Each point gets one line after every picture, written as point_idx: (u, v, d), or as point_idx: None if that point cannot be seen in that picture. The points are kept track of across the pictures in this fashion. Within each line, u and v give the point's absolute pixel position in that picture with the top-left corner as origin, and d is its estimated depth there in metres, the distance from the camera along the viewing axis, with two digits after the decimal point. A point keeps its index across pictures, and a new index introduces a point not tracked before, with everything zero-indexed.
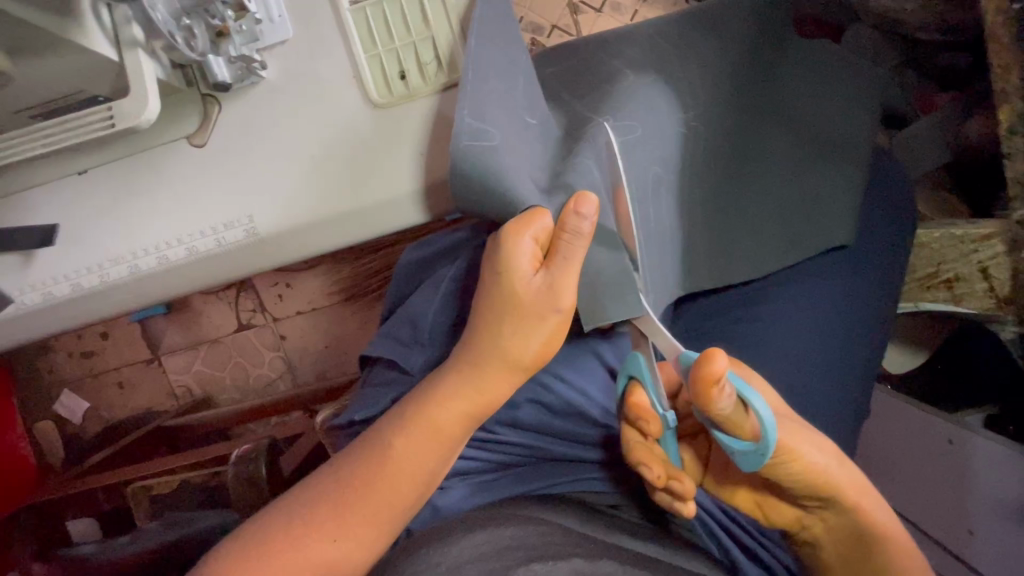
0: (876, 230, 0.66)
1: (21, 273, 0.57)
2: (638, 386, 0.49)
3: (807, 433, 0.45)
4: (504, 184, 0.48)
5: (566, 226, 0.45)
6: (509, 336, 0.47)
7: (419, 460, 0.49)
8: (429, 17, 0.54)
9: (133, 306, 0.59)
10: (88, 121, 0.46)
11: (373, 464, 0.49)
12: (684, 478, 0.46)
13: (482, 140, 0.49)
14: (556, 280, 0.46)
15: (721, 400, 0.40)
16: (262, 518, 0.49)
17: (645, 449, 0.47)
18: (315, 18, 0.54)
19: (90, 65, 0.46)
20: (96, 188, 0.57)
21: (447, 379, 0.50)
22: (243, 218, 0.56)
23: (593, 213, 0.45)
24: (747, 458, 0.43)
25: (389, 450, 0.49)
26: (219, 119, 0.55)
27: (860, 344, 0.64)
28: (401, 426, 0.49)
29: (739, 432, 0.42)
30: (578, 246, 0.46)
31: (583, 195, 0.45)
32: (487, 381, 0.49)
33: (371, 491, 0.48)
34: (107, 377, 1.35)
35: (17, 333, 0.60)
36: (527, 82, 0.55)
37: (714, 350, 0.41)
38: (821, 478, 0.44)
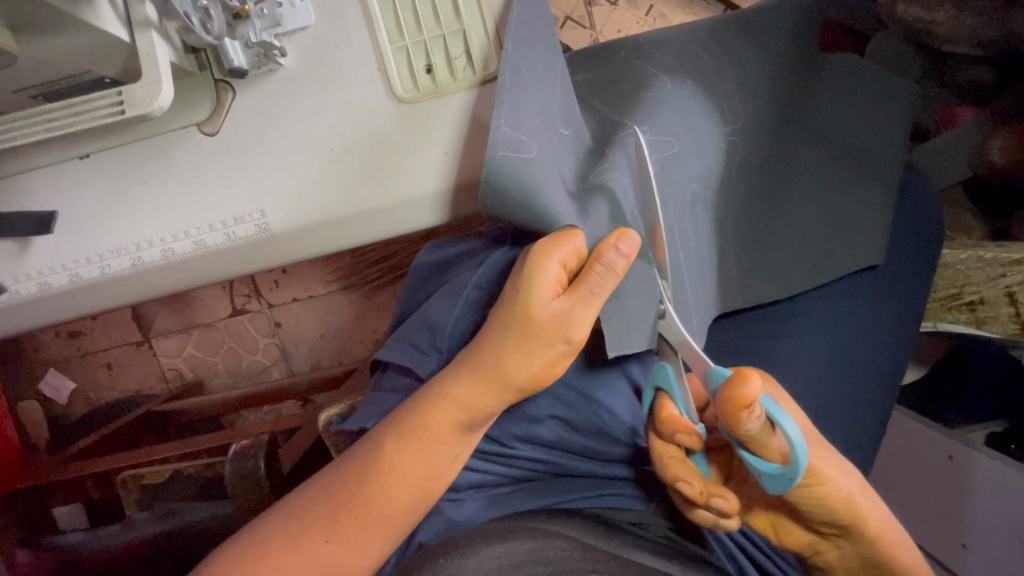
0: (905, 246, 0.64)
1: (17, 260, 0.54)
2: (666, 397, 0.47)
3: (831, 457, 0.44)
4: (532, 198, 0.47)
5: (601, 257, 0.43)
6: (515, 354, 0.45)
7: (417, 474, 0.47)
8: (461, 10, 0.51)
9: (135, 299, 0.57)
10: (96, 105, 0.43)
11: (383, 475, 0.47)
12: (727, 495, 0.44)
13: (515, 152, 0.46)
14: (575, 309, 0.44)
15: (750, 422, 0.38)
16: (271, 529, 0.47)
17: (682, 464, 0.45)
18: (338, 4, 0.51)
19: (100, 45, 0.43)
20: (97, 172, 0.53)
21: (449, 387, 0.47)
22: (255, 213, 0.53)
23: (629, 252, 0.44)
24: (777, 481, 0.40)
25: (388, 460, 0.47)
26: (232, 107, 0.52)
27: (881, 361, 0.63)
28: (403, 437, 0.47)
29: (767, 452, 0.40)
30: (609, 281, 0.44)
31: (627, 231, 0.44)
32: (488, 403, 0.46)
33: (378, 503, 0.47)
34: (96, 358, 1.32)
35: (11, 322, 0.57)
36: (563, 91, 0.52)
37: (749, 370, 0.39)
38: (845, 505, 0.43)
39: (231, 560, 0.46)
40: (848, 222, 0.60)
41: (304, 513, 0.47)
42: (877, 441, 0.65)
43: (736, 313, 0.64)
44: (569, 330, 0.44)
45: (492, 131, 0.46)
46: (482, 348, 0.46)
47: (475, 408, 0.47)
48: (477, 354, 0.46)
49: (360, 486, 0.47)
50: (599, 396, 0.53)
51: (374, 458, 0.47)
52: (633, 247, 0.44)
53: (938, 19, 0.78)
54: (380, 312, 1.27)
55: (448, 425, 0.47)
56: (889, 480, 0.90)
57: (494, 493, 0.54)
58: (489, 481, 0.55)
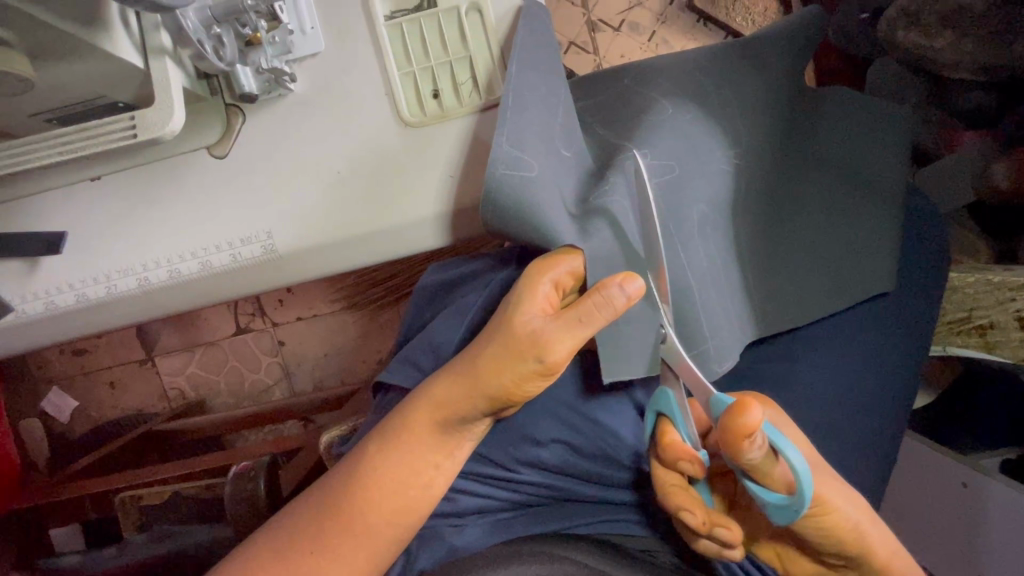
0: (912, 270, 0.64)
1: (25, 279, 0.55)
2: (668, 422, 0.46)
3: (837, 485, 0.43)
4: (532, 216, 0.47)
5: (598, 288, 0.41)
6: (492, 366, 0.43)
7: (398, 486, 0.46)
8: (467, 38, 0.52)
9: (139, 319, 0.57)
10: (109, 129, 0.44)
11: (368, 489, 0.46)
12: (731, 524, 0.43)
13: (514, 171, 0.47)
14: (555, 331, 0.42)
15: (752, 451, 0.37)
16: (264, 548, 0.47)
17: (683, 491, 0.44)
18: (347, 30, 0.52)
19: (116, 71, 0.44)
20: (108, 194, 0.54)
21: (433, 394, 0.46)
22: (261, 234, 0.53)
23: (634, 296, 0.41)
24: (781, 512, 0.40)
25: (371, 472, 0.46)
26: (241, 131, 0.53)
27: (891, 386, 0.62)
28: (388, 447, 0.47)
29: (771, 482, 0.39)
30: (600, 314, 0.41)
31: (633, 275, 0.41)
32: (462, 413, 0.45)
33: (360, 514, 0.46)
34: (99, 376, 1.32)
35: (16, 341, 0.57)
36: (565, 115, 0.53)
37: (749, 399, 0.38)
38: (852, 535, 0.42)
39: None
40: (852, 245, 0.60)
41: (295, 529, 0.47)
42: (888, 468, 0.63)
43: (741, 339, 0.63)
44: (543, 352, 0.42)
45: (493, 149, 0.46)
46: (468, 354, 0.45)
47: (451, 416, 0.46)
48: (463, 361, 0.46)
49: (351, 505, 0.46)
50: (604, 420, 0.53)
51: (361, 472, 0.46)
52: (638, 292, 0.41)
53: (937, 47, 0.79)
54: (383, 332, 1.26)
55: (427, 430, 0.47)
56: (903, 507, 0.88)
57: (496, 518, 0.53)
58: (491, 506, 0.54)
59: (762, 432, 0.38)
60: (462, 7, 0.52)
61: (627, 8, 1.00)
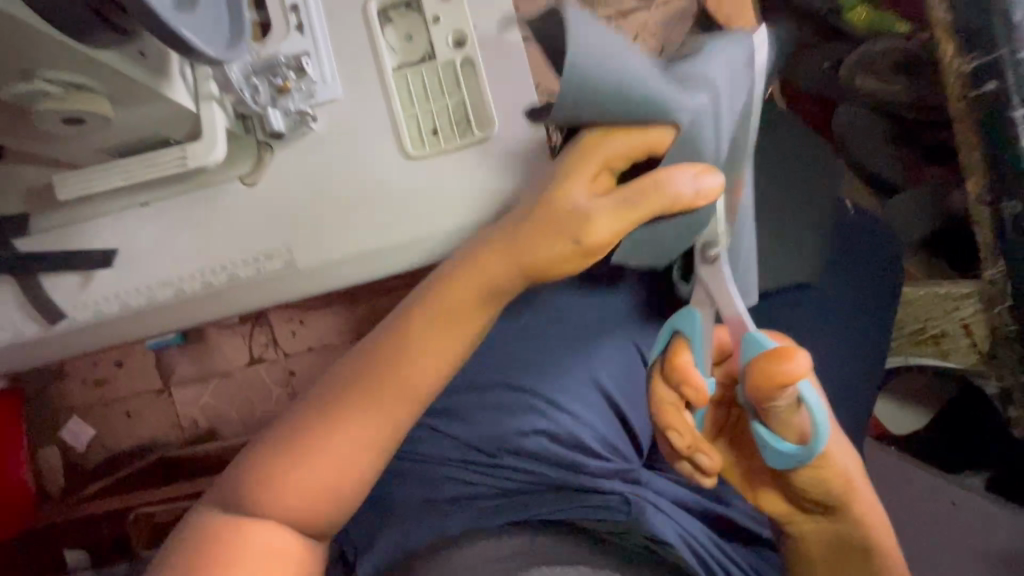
0: (865, 284, 0.71)
1: (78, 291, 0.63)
2: (684, 344, 0.47)
3: (834, 433, 0.46)
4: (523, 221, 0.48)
5: (668, 170, 0.42)
6: (529, 240, 0.44)
7: (421, 373, 0.45)
8: (461, 85, 0.62)
9: (174, 327, 0.65)
10: (163, 159, 0.55)
11: (387, 371, 0.45)
12: (711, 453, 0.47)
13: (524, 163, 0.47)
14: (603, 209, 0.42)
15: (780, 398, 0.41)
16: (253, 463, 0.45)
17: (677, 414, 0.46)
18: (361, 81, 0.62)
19: (172, 115, 0.52)
20: (153, 217, 0.62)
21: (462, 268, 0.46)
22: (283, 250, 0.62)
23: (706, 191, 0.42)
24: (782, 457, 0.44)
25: (399, 351, 0.45)
26: (270, 164, 0.62)
27: (847, 391, 0.69)
28: (415, 330, 0.45)
29: (785, 429, 0.43)
30: (661, 196, 0.42)
31: (710, 173, 0.43)
32: (498, 283, 0.46)
33: (378, 400, 0.45)
34: (116, 405, 1.38)
35: (65, 347, 0.64)
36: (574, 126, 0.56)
37: (795, 350, 0.40)
38: (836, 482, 0.45)
39: None
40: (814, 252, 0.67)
41: (296, 422, 0.45)
42: None
43: None
44: (590, 228, 0.42)
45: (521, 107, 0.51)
46: (508, 228, 0.46)
47: (486, 287, 0.45)
48: (502, 232, 0.46)
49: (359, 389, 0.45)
50: (572, 407, 0.60)
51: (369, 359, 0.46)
52: (708, 191, 0.42)
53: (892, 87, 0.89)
54: None
55: (461, 310, 0.46)
56: None
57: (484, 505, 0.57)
58: (477, 492, 0.59)
59: (798, 384, 0.41)
60: (456, 60, 0.61)
61: None
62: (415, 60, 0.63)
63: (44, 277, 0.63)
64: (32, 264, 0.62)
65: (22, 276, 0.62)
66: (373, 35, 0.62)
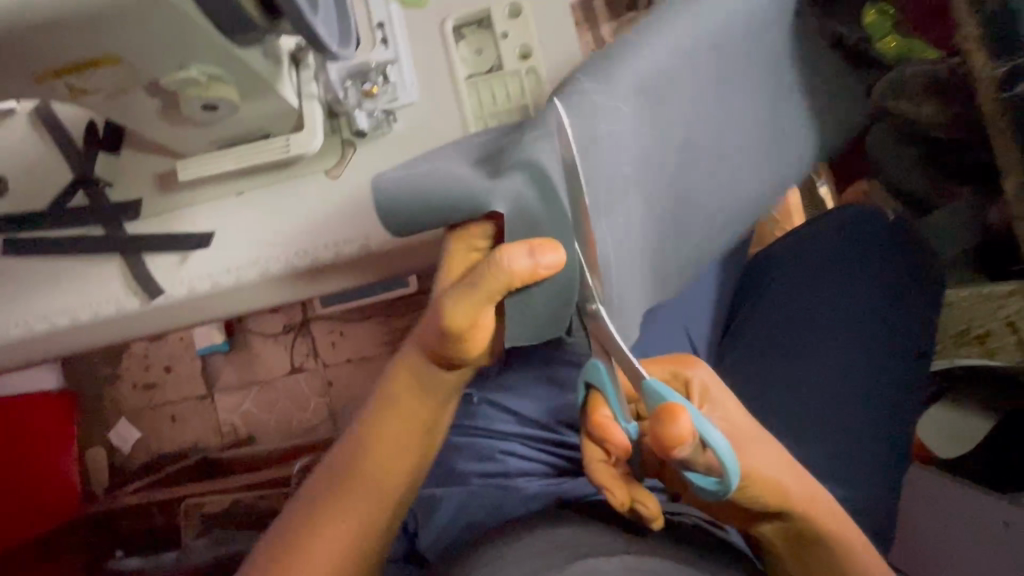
0: (903, 283, 0.75)
1: (175, 270, 0.70)
2: (599, 400, 0.50)
3: (762, 444, 0.49)
4: (626, 270, 0.53)
5: (500, 250, 0.42)
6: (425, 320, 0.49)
7: (423, 403, 0.53)
8: (525, 92, 0.69)
9: (253, 308, 0.70)
10: (269, 147, 0.63)
11: (370, 433, 0.53)
12: (651, 501, 0.51)
13: (615, 213, 0.49)
14: (452, 297, 0.43)
15: (679, 456, 0.41)
16: (313, 497, 0.54)
17: (609, 471, 0.51)
18: (436, 89, 0.70)
19: (279, 109, 0.61)
20: (247, 206, 0.70)
21: (379, 409, 0.54)
22: (359, 236, 0.68)
23: (546, 265, 0.41)
24: (711, 491, 0.45)
25: (391, 396, 0.53)
26: (353, 159, 0.69)
27: (888, 388, 0.71)
28: (389, 374, 0.54)
29: (703, 470, 0.43)
30: (499, 276, 0.42)
31: (551, 247, 0.42)
32: (434, 375, 0.51)
33: (400, 427, 0.53)
34: (163, 410, 1.44)
35: (153, 324, 0.71)
36: (661, 95, 0.51)
37: (678, 407, 0.40)
38: (778, 495, 0.48)
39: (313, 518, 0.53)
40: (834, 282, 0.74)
41: (341, 467, 0.54)
42: (895, 464, 0.69)
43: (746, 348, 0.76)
44: (447, 315, 0.43)
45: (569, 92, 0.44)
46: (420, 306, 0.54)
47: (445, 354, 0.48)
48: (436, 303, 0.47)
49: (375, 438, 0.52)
50: None
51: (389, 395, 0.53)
52: (549, 264, 0.41)
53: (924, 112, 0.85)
54: None
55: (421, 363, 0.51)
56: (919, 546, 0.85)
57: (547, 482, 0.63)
58: (538, 471, 0.65)
59: (691, 439, 0.41)
60: (522, 70, 0.69)
61: None
62: (483, 71, 0.71)
63: (146, 257, 0.70)
64: (138, 245, 0.70)
65: (128, 256, 0.70)
66: (448, 51, 0.71)
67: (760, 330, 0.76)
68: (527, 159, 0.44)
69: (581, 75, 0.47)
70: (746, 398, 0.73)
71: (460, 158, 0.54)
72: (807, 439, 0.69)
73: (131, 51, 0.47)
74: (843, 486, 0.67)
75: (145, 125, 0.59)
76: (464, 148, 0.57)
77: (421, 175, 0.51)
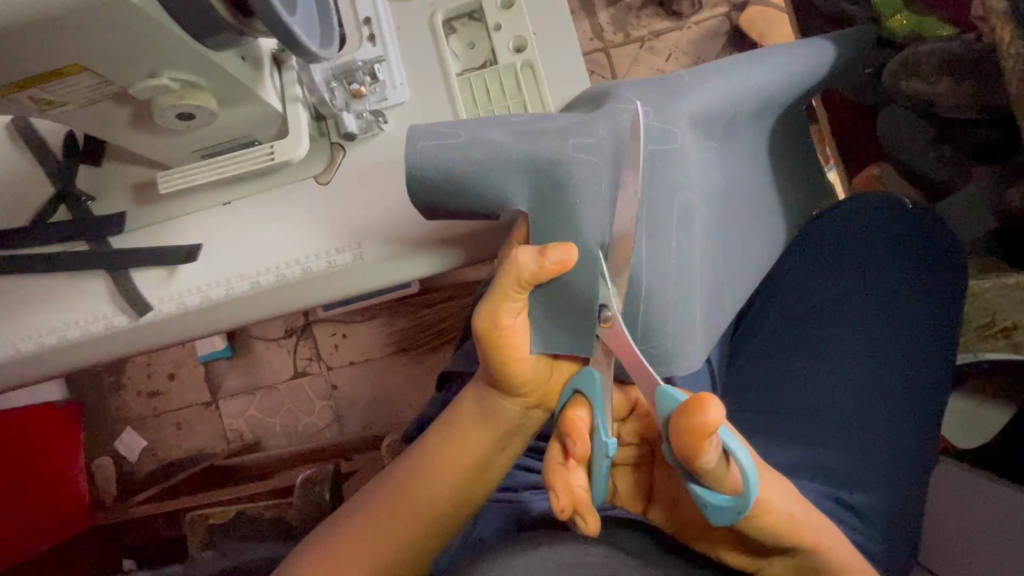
0: (925, 275, 0.71)
1: (164, 285, 0.67)
2: (581, 403, 0.52)
3: (773, 477, 0.45)
4: (684, 291, 0.53)
5: (514, 252, 0.49)
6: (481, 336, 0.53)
7: (471, 442, 0.54)
8: (521, 85, 0.66)
9: (247, 320, 0.68)
10: (253, 155, 0.59)
11: (419, 468, 0.54)
12: (592, 516, 0.47)
13: (655, 236, 0.52)
14: (489, 299, 0.50)
15: (709, 453, 0.39)
16: (335, 530, 0.53)
17: (566, 476, 0.49)
18: (429, 86, 0.67)
19: (261, 115, 0.58)
20: (234, 216, 0.67)
21: (432, 437, 0.56)
22: (353, 244, 0.65)
23: (554, 257, 0.47)
24: (723, 511, 0.42)
25: (438, 428, 0.56)
26: (342, 164, 0.66)
27: (913, 388, 0.67)
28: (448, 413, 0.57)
29: (720, 485, 0.41)
30: (511, 273, 0.49)
31: (560, 243, 0.48)
32: (495, 408, 0.54)
33: (442, 465, 0.54)
34: (167, 417, 1.42)
35: (145, 340, 0.68)
36: (702, 130, 0.55)
37: (710, 399, 0.39)
38: (788, 529, 0.44)
39: (322, 544, 0.52)
40: (857, 281, 0.71)
41: (369, 504, 0.54)
42: (922, 466, 0.66)
43: (759, 349, 0.73)
44: (478, 323, 0.50)
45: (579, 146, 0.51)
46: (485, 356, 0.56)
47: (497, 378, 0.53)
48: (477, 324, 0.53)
49: (427, 462, 0.54)
50: None
51: (454, 413, 0.56)
52: (555, 255, 0.47)
53: (940, 91, 0.80)
54: (428, 374, 1.35)
55: (474, 406, 0.55)
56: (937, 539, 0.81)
57: None
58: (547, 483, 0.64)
59: (717, 434, 0.39)
60: (517, 63, 0.66)
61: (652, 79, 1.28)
62: (476, 65, 0.68)
63: (135, 271, 0.68)
64: (123, 259, 0.67)
65: (113, 271, 0.67)
66: (439, 43, 0.67)
67: (772, 326, 0.73)
68: (553, 185, 0.52)
69: (607, 112, 0.53)
70: (761, 400, 0.69)
71: (504, 142, 0.53)
72: (830, 443, 0.64)
73: (99, 61, 0.45)
74: (873, 493, 0.63)
75: (120, 136, 0.57)
76: (506, 124, 0.55)
77: (459, 158, 0.54)
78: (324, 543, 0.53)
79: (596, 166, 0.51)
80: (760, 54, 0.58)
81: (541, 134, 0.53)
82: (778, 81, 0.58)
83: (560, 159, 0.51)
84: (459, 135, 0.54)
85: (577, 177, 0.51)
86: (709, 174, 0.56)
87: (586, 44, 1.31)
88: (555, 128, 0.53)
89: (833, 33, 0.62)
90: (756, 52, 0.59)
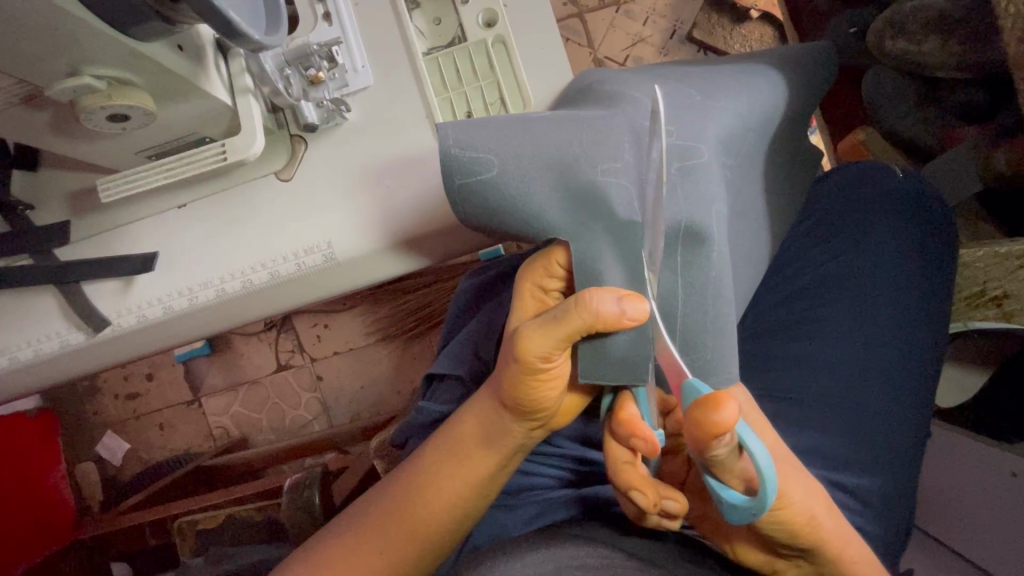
0: (918, 245, 0.69)
1: (121, 298, 0.62)
2: (629, 398, 0.49)
3: (797, 477, 0.47)
4: (722, 305, 0.49)
5: (592, 291, 0.43)
6: (506, 361, 0.47)
7: (467, 468, 0.51)
8: (494, 63, 0.62)
9: (217, 327, 0.63)
10: (204, 154, 0.55)
11: (407, 494, 0.52)
12: (677, 496, 0.48)
13: (692, 250, 0.48)
14: (536, 331, 0.44)
15: (720, 446, 0.38)
16: (321, 557, 0.51)
17: (636, 472, 0.47)
18: (394, 65, 0.61)
19: (208, 109, 0.54)
20: (191, 221, 0.62)
21: (418, 463, 0.53)
22: (322, 244, 0.60)
23: (631, 311, 0.43)
24: (738, 511, 0.41)
25: (421, 457, 0.53)
26: (305, 157, 0.61)
27: (908, 362, 0.66)
28: (432, 439, 0.54)
29: (730, 477, 0.42)
30: (583, 315, 0.43)
31: (638, 298, 0.43)
32: (498, 428, 0.50)
33: (433, 491, 0.51)
34: (149, 419, 1.37)
35: (109, 354, 0.63)
36: (716, 138, 0.53)
37: (723, 396, 0.38)
38: (805, 532, 0.45)
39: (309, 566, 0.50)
40: (854, 257, 0.69)
41: (356, 530, 0.51)
42: (917, 438, 0.66)
43: (757, 327, 0.70)
44: (524, 346, 0.44)
45: (594, 140, 0.49)
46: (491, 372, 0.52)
47: (505, 402, 0.48)
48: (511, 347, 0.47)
49: (421, 487, 0.51)
50: None
51: (452, 435, 0.52)
52: (634, 313, 0.42)
53: (926, 49, 0.76)
54: (415, 361, 1.32)
55: (473, 435, 0.51)
56: (937, 497, 0.82)
57: (551, 495, 0.60)
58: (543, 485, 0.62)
59: (733, 430, 0.38)
60: (488, 39, 0.62)
61: (630, 45, 1.23)
62: (444, 44, 0.64)
63: (87, 283, 0.62)
64: (74, 271, 0.62)
65: (63, 285, 0.62)
66: (402, 18, 0.62)
67: (769, 304, 0.70)
68: (587, 211, 0.48)
69: (631, 134, 0.50)
70: (758, 380, 0.68)
71: (534, 162, 0.49)
72: (828, 424, 0.63)
73: (11, 58, 0.41)
74: (873, 475, 0.63)
75: (52, 140, 0.52)
76: (534, 137, 0.49)
77: (488, 179, 0.49)
78: (310, 565, 0.51)
79: (629, 192, 0.48)
80: (745, 73, 0.60)
81: (558, 145, 0.49)
82: (772, 98, 0.59)
83: (592, 188, 0.48)
84: (493, 156, 0.49)
85: (608, 199, 0.48)
86: (723, 164, 0.53)
87: (559, 10, 1.24)
88: (584, 147, 0.49)
89: (802, 46, 0.65)
90: (741, 69, 0.60)
